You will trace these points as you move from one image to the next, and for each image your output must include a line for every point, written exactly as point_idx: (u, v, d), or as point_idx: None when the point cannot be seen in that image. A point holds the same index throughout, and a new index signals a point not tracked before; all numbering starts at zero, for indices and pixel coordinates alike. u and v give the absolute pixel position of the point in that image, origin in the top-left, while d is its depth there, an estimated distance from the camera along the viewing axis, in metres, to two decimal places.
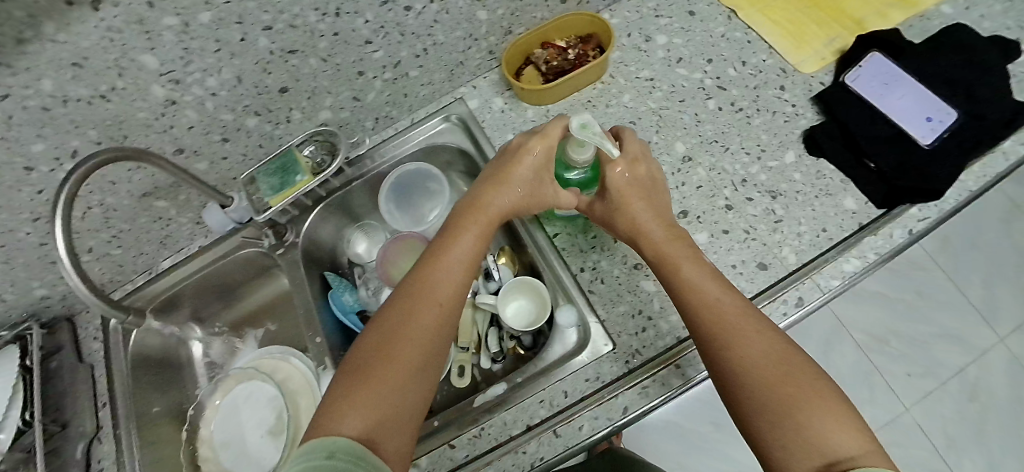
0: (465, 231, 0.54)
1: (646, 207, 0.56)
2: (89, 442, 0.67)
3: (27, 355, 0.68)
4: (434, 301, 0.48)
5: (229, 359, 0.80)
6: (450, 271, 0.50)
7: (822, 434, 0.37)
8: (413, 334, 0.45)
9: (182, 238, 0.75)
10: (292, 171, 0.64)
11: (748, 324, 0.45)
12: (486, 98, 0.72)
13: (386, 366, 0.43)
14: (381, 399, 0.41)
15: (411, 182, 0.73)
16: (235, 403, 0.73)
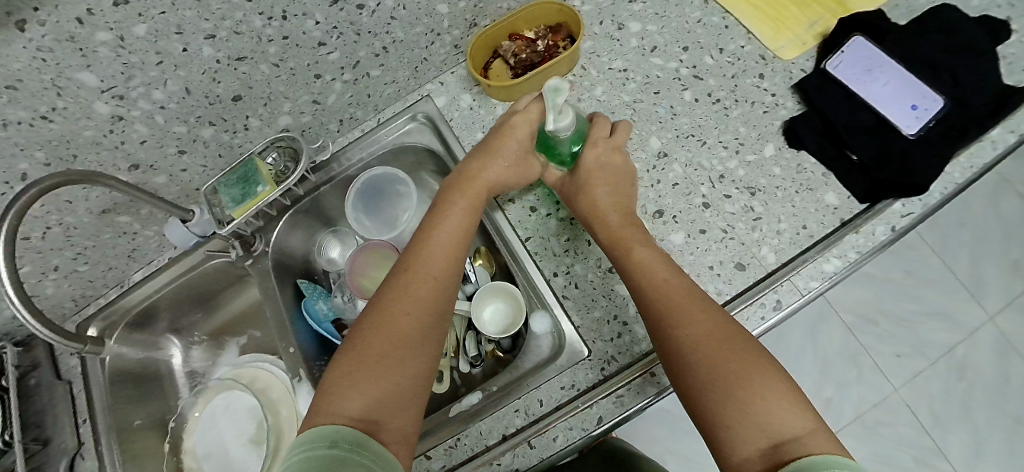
0: (453, 210, 0.53)
1: (609, 189, 0.55)
2: (71, 458, 0.67)
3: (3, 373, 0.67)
4: (426, 281, 0.48)
5: (209, 367, 0.79)
6: (442, 251, 0.50)
7: (768, 417, 0.37)
8: (407, 316, 0.45)
9: (150, 250, 0.73)
10: (253, 181, 0.62)
11: (698, 306, 0.45)
12: (454, 94, 0.69)
13: (383, 349, 0.43)
14: (381, 382, 0.41)
15: (379, 187, 0.70)
16: (215, 413, 0.73)
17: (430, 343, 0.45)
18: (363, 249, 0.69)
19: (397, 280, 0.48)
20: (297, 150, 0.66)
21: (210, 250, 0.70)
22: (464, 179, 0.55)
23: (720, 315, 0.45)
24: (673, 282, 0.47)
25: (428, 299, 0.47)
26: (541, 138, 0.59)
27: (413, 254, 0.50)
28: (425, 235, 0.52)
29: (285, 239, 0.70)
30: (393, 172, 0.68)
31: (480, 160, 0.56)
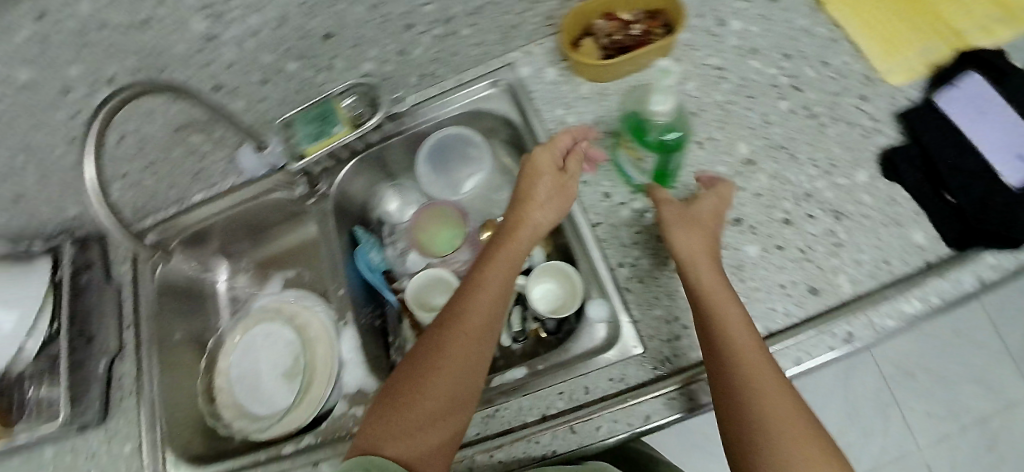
0: (502, 252, 0.53)
1: (700, 233, 0.51)
2: (111, 359, 0.70)
3: (59, 268, 0.70)
4: (473, 326, 0.48)
5: (251, 296, 0.80)
6: (490, 295, 0.50)
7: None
8: (453, 362, 0.46)
9: (214, 174, 0.73)
10: (331, 121, 0.62)
11: (765, 373, 0.42)
12: (539, 66, 0.65)
13: (429, 395, 0.45)
14: (428, 427, 0.43)
15: (452, 146, 0.68)
16: (254, 342, 0.73)
17: (475, 386, 0.46)
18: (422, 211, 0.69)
19: (444, 322, 0.49)
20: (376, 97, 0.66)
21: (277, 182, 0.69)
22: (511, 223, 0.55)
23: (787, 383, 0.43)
24: (741, 337, 0.44)
25: (474, 343, 0.48)
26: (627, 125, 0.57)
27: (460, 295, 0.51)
28: (474, 275, 0.52)
29: (348, 183, 0.69)
30: (465, 134, 0.66)
31: (527, 202, 0.56)
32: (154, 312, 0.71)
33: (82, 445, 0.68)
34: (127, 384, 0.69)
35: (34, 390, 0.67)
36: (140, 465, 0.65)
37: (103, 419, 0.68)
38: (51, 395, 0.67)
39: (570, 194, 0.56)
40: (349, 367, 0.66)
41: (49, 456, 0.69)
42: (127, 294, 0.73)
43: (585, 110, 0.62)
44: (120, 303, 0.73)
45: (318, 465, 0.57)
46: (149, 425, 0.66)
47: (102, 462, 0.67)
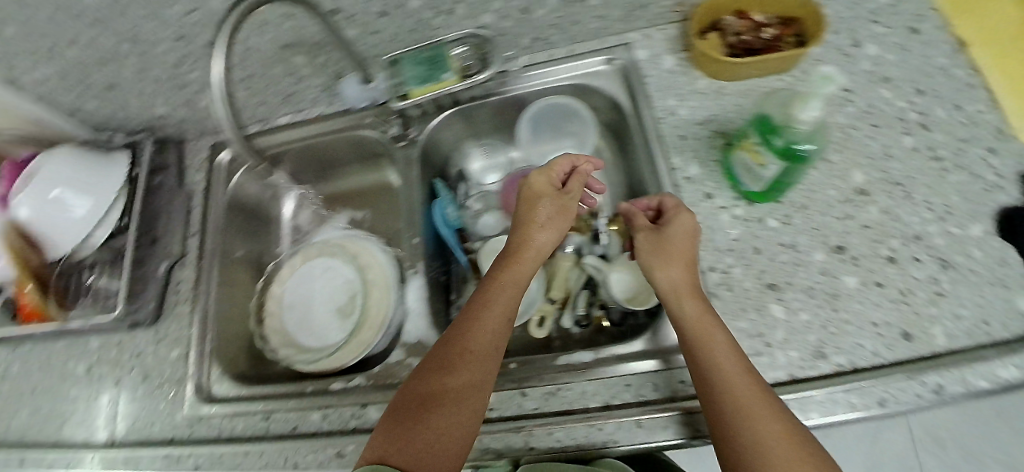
0: (512, 271, 0.53)
1: (683, 259, 0.51)
2: (172, 263, 0.70)
3: (137, 164, 0.71)
4: (483, 344, 0.48)
5: (314, 228, 0.79)
6: (499, 314, 0.50)
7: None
8: (462, 381, 0.46)
9: (305, 99, 0.70)
10: (441, 67, 0.59)
11: (760, 403, 0.41)
12: (657, 52, 0.63)
13: (440, 414, 0.44)
14: (438, 445, 0.43)
15: (554, 115, 0.67)
16: (311, 272, 0.73)
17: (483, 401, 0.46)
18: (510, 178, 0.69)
19: (451, 340, 0.49)
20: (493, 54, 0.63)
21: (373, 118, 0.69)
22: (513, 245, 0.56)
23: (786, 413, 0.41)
24: (730, 363, 0.43)
25: (484, 360, 0.48)
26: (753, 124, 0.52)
27: (469, 314, 0.50)
28: (483, 294, 0.52)
29: (438, 133, 0.68)
30: (576, 105, 0.65)
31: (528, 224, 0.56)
32: (219, 228, 0.71)
33: (132, 341, 0.69)
34: (184, 290, 0.69)
35: (94, 279, 0.67)
36: (185, 372, 0.65)
37: (155, 321, 0.68)
38: (110, 287, 0.66)
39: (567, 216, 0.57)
40: (412, 314, 0.64)
41: (99, 344, 0.71)
42: (197, 204, 0.72)
43: (699, 105, 0.60)
44: (189, 212, 0.72)
45: (365, 406, 0.57)
46: (198, 339, 0.66)
47: (149, 361, 0.68)
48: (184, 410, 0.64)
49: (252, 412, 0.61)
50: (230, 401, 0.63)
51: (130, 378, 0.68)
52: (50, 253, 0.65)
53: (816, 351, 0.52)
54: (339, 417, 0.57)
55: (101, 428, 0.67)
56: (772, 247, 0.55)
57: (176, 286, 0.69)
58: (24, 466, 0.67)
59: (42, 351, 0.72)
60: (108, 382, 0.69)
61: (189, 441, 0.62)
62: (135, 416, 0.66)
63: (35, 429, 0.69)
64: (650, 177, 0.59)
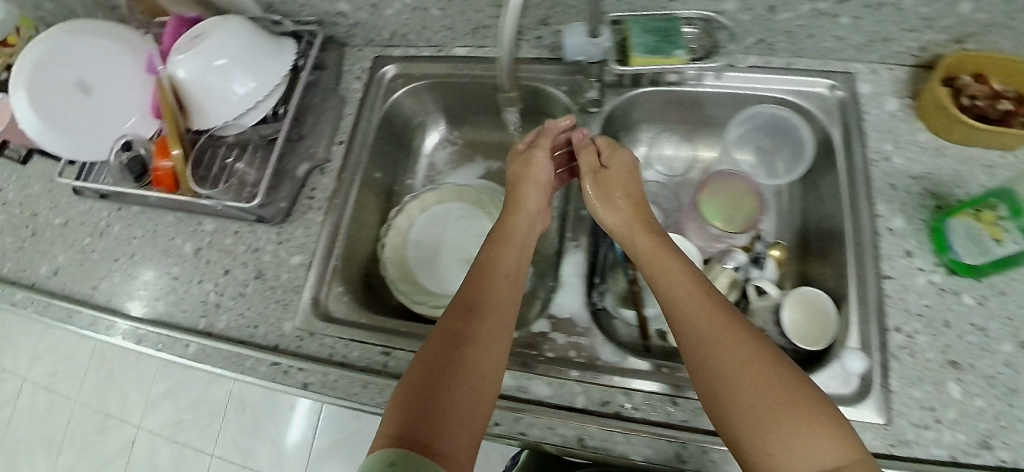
0: (511, 241, 0.57)
1: (624, 200, 0.58)
2: (312, 167, 0.67)
3: (303, 56, 0.68)
4: (491, 304, 0.50)
5: (450, 169, 0.78)
6: (502, 274, 0.53)
7: (794, 447, 0.36)
8: (475, 342, 0.46)
9: (492, 37, 0.66)
10: (673, 42, 0.54)
11: (725, 325, 0.43)
12: (882, 91, 0.59)
13: (460, 374, 0.43)
14: (460, 405, 0.42)
15: (764, 125, 0.65)
16: (446, 214, 0.71)
17: (500, 360, 0.47)
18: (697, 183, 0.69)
19: (459, 308, 0.49)
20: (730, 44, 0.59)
21: (562, 75, 0.64)
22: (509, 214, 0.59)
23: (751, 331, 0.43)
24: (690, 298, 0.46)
25: (496, 319, 0.49)
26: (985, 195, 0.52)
27: (474, 281, 0.52)
28: (485, 263, 0.54)
29: (632, 103, 0.65)
30: (800, 123, 0.61)
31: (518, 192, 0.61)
32: (370, 142, 0.69)
33: (252, 233, 0.66)
34: (319, 198, 0.66)
35: (232, 160, 0.65)
36: (303, 282, 0.62)
37: (282, 220, 0.65)
38: (246, 172, 0.64)
39: (543, 175, 0.62)
40: (568, 290, 0.60)
41: (214, 228, 0.68)
42: (349, 112, 0.70)
43: (917, 159, 0.57)
44: (340, 118, 0.69)
45: None
46: (325, 250, 0.63)
47: (266, 260, 0.65)
48: (297, 321, 0.60)
49: (369, 342, 0.58)
50: (348, 326, 0.60)
51: (240, 273, 0.65)
52: (195, 121, 0.61)
53: (982, 440, 0.48)
54: None
55: (198, 315, 0.63)
56: (962, 324, 0.52)
57: (310, 191, 0.66)
58: (107, 333, 0.64)
59: (152, 220, 0.70)
60: (215, 272, 0.65)
61: (297, 354, 0.59)
62: (239, 313, 0.63)
63: (130, 297, 0.66)
64: (847, 216, 0.56)
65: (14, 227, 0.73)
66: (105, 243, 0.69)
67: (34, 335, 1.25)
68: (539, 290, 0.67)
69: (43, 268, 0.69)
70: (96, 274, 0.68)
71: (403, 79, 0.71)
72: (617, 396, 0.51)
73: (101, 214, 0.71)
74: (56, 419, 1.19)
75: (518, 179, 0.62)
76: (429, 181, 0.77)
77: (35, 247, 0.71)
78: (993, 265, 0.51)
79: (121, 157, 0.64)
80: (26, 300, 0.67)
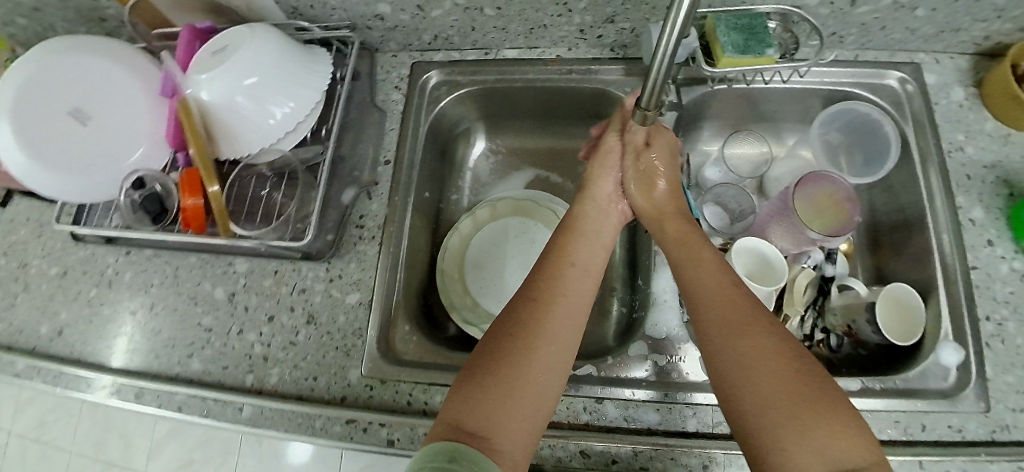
0: (579, 229, 0.52)
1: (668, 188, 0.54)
2: (358, 192, 0.61)
3: (339, 69, 0.61)
4: (561, 292, 0.45)
5: (495, 179, 0.73)
6: (573, 266, 0.48)
7: (814, 450, 0.34)
8: (543, 332, 0.41)
9: (549, 37, 0.61)
10: (763, 39, 0.52)
11: (753, 321, 0.41)
12: (947, 81, 0.60)
13: (525, 366, 0.39)
14: (519, 401, 0.38)
15: (846, 121, 0.61)
16: (504, 231, 0.67)
17: (569, 354, 0.42)
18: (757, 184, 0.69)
19: (530, 293, 0.45)
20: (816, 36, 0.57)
21: (625, 78, 0.62)
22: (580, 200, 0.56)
23: (776, 326, 0.41)
24: (718, 282, 0.44)
25: (565, 311, 0.43)
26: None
27: (547, 269, 0.47)
28: (557, 252, 0.49)
29: (704, 100, 0.62)
30: (885, 120, 0.57)
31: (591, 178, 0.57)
32: (418, 158, 0.63)
33: (296, 272, 0.59)
34: (369, 226, 0.60)
35: (269, 191, 0.57)
36: (365, 323, 0.57)
37: (331, 254, 0.59)
38: (287, 204, 0.57)
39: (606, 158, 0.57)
40: (664, 308, 0.57)
41: (248, 269, 0.61)
42: (393, 127, 0.63)
43: (987, 148, 0.58)
44: (383, 134, 0.62)
45: (601, 402, 0.52)
46: (387, 277, 0.58)
47: (317, 302, 0.58)
48: (363, 368, 0.55)
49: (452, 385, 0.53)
50: (421, 368, 0.55)
51: (288, 320, 0.58)
52: (223, 150, 0.54)
53: None
54: (567, 410, 0.52)
55: (243, 372, 0.57)
56: None
57: (359, 219, 0.60)
58: (142, 400, 0.58)
59: (172, 263, 0.63)
60: (258, 320, 0.59)
61: (370, 407, 0.54)
62: (292, 365, 0.56)
63: (163, 355, 0.59)
64: (925, 207, 0.57)
65: (2, 283, 0.66)
66: (114, 294, 0.64)
67: (1, 388, 1.08)
68: (609, 303, 0.66)
69: (44, 328, 0.63)
70: (119, 331, 0.62)
71: (447, 87, 0.65)
72: None
73: (107, 260, 0.65)
74: None
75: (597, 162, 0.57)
76: (476, 195, 0.73)
77: (53, 304, 0.64)
78: None
79: (133, 196, 0.57)
80: (29, 369, 0.61)
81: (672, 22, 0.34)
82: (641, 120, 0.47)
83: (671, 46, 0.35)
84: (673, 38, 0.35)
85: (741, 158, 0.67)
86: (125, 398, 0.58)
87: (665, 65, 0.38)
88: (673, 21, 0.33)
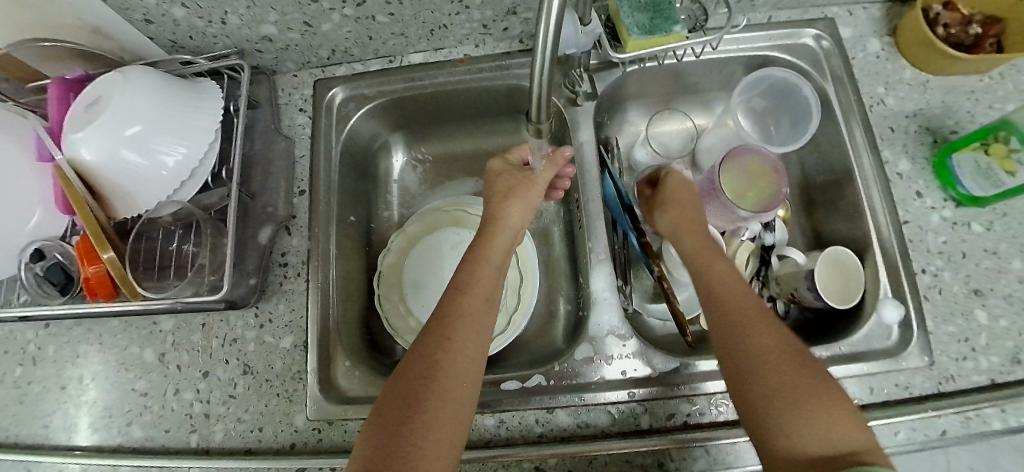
0: (488, 256, 0.48)
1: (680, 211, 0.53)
2: (276, 228, 0.58)
3: (233, 100, 0.57)
4: (466, 327, 0.43)
5: (427, 190, 0.71)
6: (479, 301, 0.45)
7: (811, 435, 0.35)
8: (450, 367, 0.40)
9: (453, 36, 0.58)
10: (670, 17, 0.49)
11: (756, 319, 0.42)
12: (861, 33, 0.60)
13: (429, 405, 0.38)
14: (432, 439, 0.37)
15: (762, 87, 0.59)
16: (440, 244, 0.65)
17: (471, 388, 0.41)
18: (689, 160, 0.67)
19: (433, 332, 0.43)
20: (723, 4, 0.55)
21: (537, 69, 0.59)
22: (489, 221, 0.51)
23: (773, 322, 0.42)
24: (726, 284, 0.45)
25: (466, 349, 0.42)
26: (988, 129, 0.51)
27: (446, 302, 0.45)
28: (456, 288, 0.46)
29: (619, 84, 0.61)
30: (803, 84, 0.56)
31: (503, 200, 0.52)
32: (336, 183, 0.60)
33: (225, 322, 0.57)
34: (294, 263, 0.57)
35: (179, 243, 0.54)
36: (303, 365, 0.55)
37: (256, 299, 0.56)
38: (198, 253, 0.54)
39: (525, 177, 0.53)
40: (604, 307, 0.55)
41: (173, 326, 0.58)
42: (303, 154, 0.60)
43: (906, 96, 0.57)
44: (293, 164, 0.60)
45: (552, 411, 0.51)
46: (319, 313, 0.55)
47: (251, 351, 0.56)
48: (307, 413, 0.53)
49: None
50: (367, 402, 0.53)
51: (223, 373, 0.56)
52: (121, 211, 0.51)
53: (1012, 356, 0.50)
54: (520, 423, 0.51)
55: (186, 432, 0.54)
56: (978, 252, 0.53)
57: (282, 258, 0.57)
58: None
59: (93, 330, 0.60)
60: (192, 377, 0.56)
61: (320, 451, 0.52)
62: (235, 419, 0.54)
63: (100, 427, 0.57)
64: (852, 165, 0.56)
65: None
66: (41, 370, 0.60)
67: None
68: (557, 304, 0.65)
69: None
70: (49, 408, 0.58)
71: (357, 102, 0.61)
72: (681, 405, 0.50)
73: (26, 336, 0.61)
74: None
75: (508, 190, 0.53)
76: (408, 208, 0.70)
77: None
78: (1012, 191, 0.49)
79: (35, 268, 0.53)
80: None
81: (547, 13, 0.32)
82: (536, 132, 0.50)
83: (553, 33, 0.33)
84: (552, 27, 0.33)
85: (665, 135, 0.67)
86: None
87: (550, 52, 0.36)
88: (547, 9, 0.31)
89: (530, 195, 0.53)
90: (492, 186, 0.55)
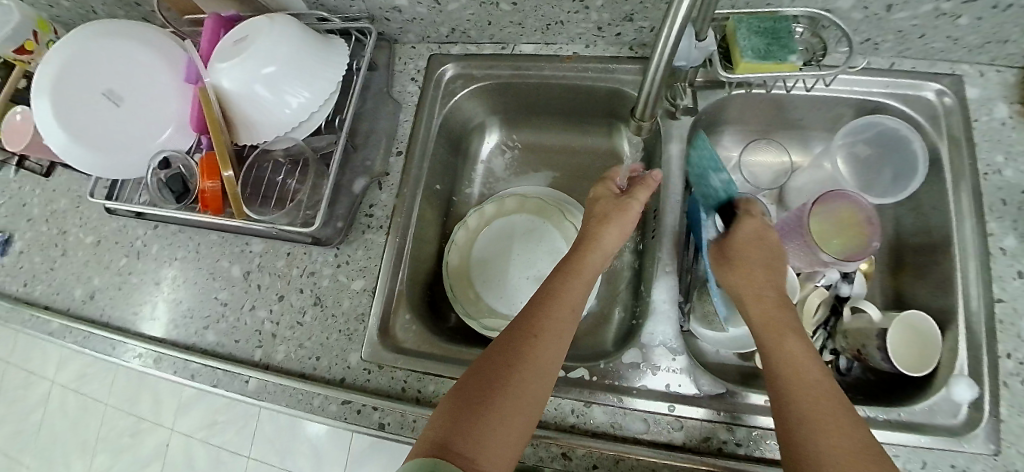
0: (580, 273, 0.50)
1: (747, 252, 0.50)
2: (369, 181, 0.63)
3: (356, 58, 0.62)
4: (552, 329, 0.44)
5: (508, 175, 0.73)
6: (566, 309, 0.46)
7: None
8: (534, 365, 0.42)
9: (565, 33, 0.61)
10: (785, 45, 0.50)
11: (812, 382, 0.40)
12: (990, 96, 0.57)
13: (511, 395, 0.41)
14: (505, 427, 0.39)
15: (866, 135, 0.58)
16: (511, 228, 0.67)
17: (546, 390, 0.43)
18: (776, 195, 0.66)
19: (521, 330, 0.45)
20: (845, 42, 0.55)
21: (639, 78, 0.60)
22: (583, 240, 0.53)
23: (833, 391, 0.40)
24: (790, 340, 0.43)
25: (547, 355, 0.43)
26: None
27: (538, 305, 0.47)
28: (546, 293, 0.47)
29: (720, 106, 0.61)
30: (914, 137, 0.54)
31: (601, 222, 0.53)
32: (430, 151, 0.64)
33: (308, 256, 0.62)
34: (378, 216, 0.62)
35: (284, 177, 0.60)
36: (366, 310, 0.59)
37: (339, 240, 0.61)
38: (299, 190, 0.59)
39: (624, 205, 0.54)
40: (660, 318, 0.56)
41: (263, 249, 0.64)
42: (406, 119, 0.65)
43: None
44: (395, 126, 0.64)
45: (589, 406, 0.52)
46: (392, 264, 0.59)
47: (324, 285, 0.61)
48: (362, 352, 0.57)
49: (448, 376, 0.55)
50: (418, 356, 0.56)
51: (296, 300, 0.61)
52: (243, 136, 0.57)
53: None
54: (555, 410, 0.52)
55: (252, 346, 0.60)
56: None
57: (369, 208, 0.62)
58: (160, 365, 0.62)
59: (194, 239, 0.67)
60: (269, 298, 0.62)
61: (365, 389, 0.56)
62: (297, 344, 0.59)
63: (181, 325, 0.63)
64: (953, 231, 0.54)
65: (45, 246, 0.72)
66: (142, 264, 0.68)
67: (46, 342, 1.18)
68: (612, 309, 0.65)
69: (79, 290, 0.69)
70: (145, 297, 0.66)
71: (464, 79, 0.65)
72: (720, 432, 0.49)
73: (137, 232, 0.69)
74: (85, 428, 1.14)
75: (604, 214, 0.54)
76: (487, 188, 0.73)
77: (92, 269, 0.70)
78: None
79: (160, 174, 0.59)
80: (65, 328, 0.67)
81: (672, 21, 0.35)
82: (635, 130, 0.52)
83: (670, 47, 0.37)
84: (676, 24, 0.35)
85: (757, 165, 0.65)
86: (144, 363, 0.62)
87: (664, 64, 0.40)
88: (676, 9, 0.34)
89: (626, 224, 0.53)
90: (591, 209, 0.56)
